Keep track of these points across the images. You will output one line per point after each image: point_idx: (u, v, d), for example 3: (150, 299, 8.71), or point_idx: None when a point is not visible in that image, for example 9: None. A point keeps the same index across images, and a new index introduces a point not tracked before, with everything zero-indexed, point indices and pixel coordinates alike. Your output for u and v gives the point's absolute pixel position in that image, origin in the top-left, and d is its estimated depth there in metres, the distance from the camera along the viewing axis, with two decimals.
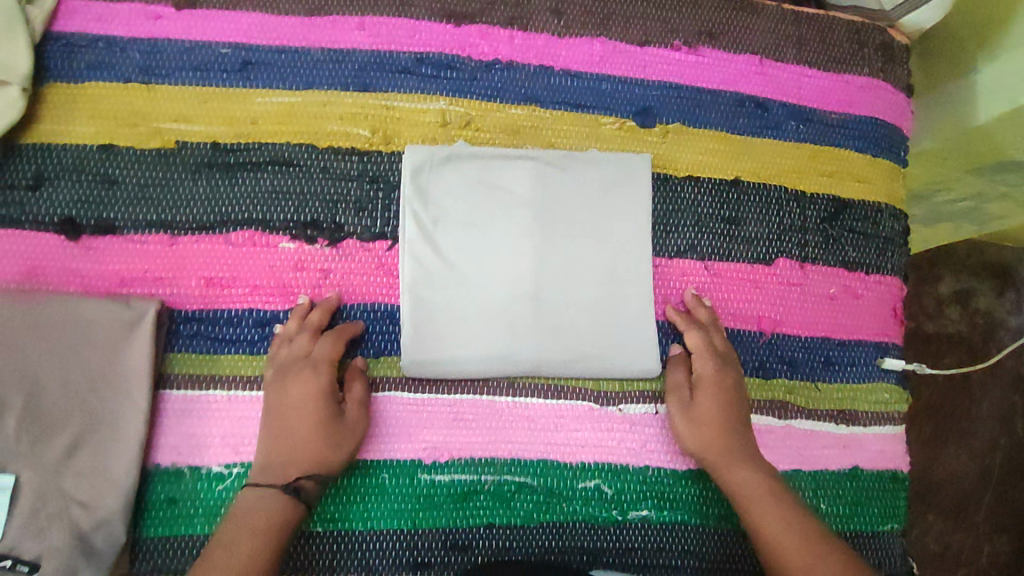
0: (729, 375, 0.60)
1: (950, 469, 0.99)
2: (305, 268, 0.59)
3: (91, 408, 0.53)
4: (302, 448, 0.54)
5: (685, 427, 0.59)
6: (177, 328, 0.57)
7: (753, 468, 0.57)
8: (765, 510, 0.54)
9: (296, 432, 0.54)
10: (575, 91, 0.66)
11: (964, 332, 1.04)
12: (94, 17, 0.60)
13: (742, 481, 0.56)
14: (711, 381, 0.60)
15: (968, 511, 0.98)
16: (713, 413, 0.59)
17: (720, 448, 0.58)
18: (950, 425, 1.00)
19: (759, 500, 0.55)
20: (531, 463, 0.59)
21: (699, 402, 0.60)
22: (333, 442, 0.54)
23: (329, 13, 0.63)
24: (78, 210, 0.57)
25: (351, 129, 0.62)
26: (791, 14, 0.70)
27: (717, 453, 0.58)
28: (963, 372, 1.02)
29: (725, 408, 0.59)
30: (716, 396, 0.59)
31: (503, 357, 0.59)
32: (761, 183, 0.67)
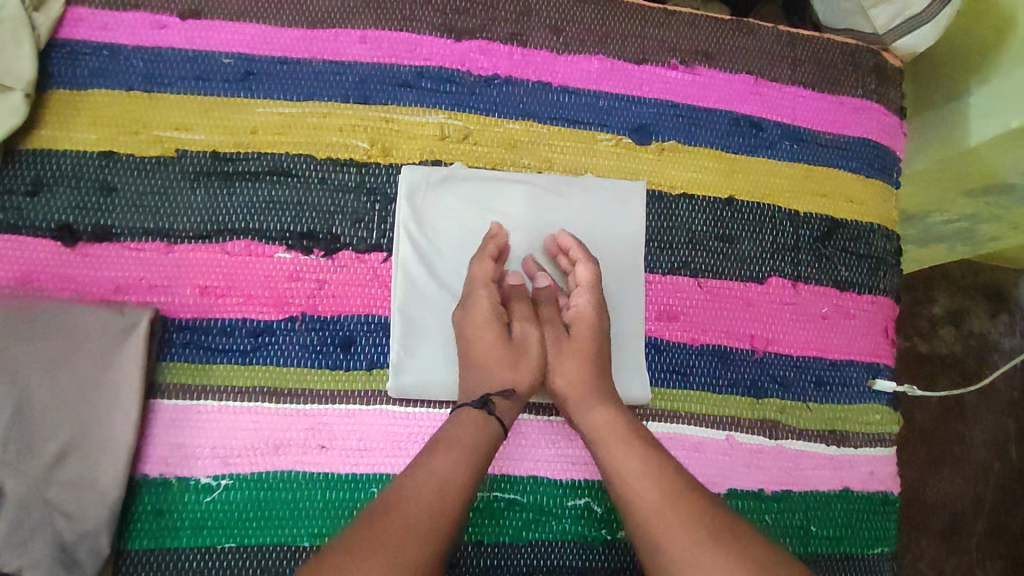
0: (603, 321, 0.60)
1: (943, 492, 0.99)
2: (300, 279, 0.59)
3: (79, 417, 0.52)
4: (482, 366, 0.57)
5: (558, 365, 0.58)
6: (170, 336, 0.57)
7: (602, 406, 0.55)
8: (624, 454, 0.52)
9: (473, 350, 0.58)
10: (573, 108, 0.67)
11: (957, 353, 1.04)
12: (99, 25, 0.61)
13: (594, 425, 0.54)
14: (586, 320, 0.59)
15: (960, 537, 0.98)
16: (585, 354, 0.58)
17: (583, 384, 0.57)
18: (942, 449, 1.00)
19: (619, 445, 0.53)
20: (521, 480, 0.59)
21: (574, 342, 0.59)
22: (513, 361, 0.58)
23: (332, 26, 0.64)
24: (76, 217, 0.57)
25: (350, 140, 0.62)
26: (787, 35, 0.71)
27: (582, 389, 0.57)
28: (956, 397, 1.03)
29: (588, 347, 0.58)
30: (585, 331, 0.59)
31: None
32: (756, 202, 0.68)
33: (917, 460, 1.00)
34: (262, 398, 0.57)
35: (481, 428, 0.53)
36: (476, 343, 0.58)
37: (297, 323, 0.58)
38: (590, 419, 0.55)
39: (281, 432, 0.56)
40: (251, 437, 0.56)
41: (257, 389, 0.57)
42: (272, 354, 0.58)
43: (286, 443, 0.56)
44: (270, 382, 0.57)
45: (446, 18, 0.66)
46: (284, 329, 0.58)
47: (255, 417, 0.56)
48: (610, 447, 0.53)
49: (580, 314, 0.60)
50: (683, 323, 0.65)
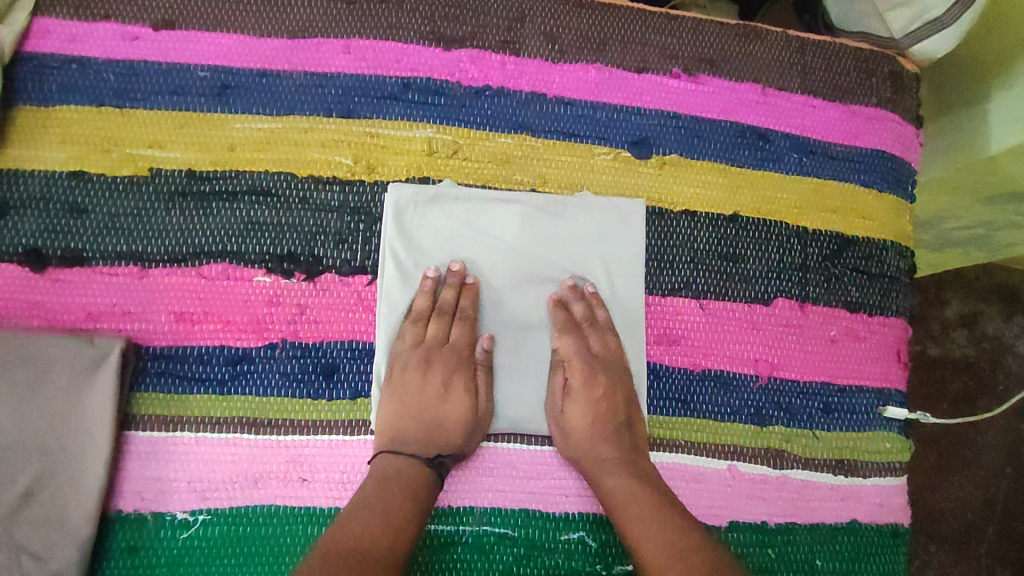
0: (618, 390, 0.58)
1: (953, 498, 0.95)
2: (280, 304, 0.56)
3: (46, 453, 0.50)
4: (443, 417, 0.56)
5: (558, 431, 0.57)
6: (145, 366, 0.55)
7: (622, 470, 0.55)
8: (640, 509, 0.53)
9: (440, 398, 0.57)
10: (568, 120, 0.63)
11: (970, 357, 0.99)
12: (69, 37, 0.58)
13: (610, 489, 0.55)
14: (596, 391, 0.58)
15: (969, 544, 0.94)
16: (582, 421, 0.57)
17: (599, 449, 0.56)
18: (953, 454, 0.96)
19: (636, 501, 0.53)
20: (511, 514, 0.56)
21: (569, 413, 0.57)
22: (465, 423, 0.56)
23: (313, 36, 0.61)
24: (45, 241, 0.55)
25: (332, 157, 0.59)
26: (797, 41, 0.67)
27: (593, 455, 0.56)
28: (970, 402, 0.98)
29: (600, 416, 0.57)
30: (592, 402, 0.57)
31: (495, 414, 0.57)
32: (761, 219, 0.64)
33: (926, 466, 0.96)
34: (241, 429, 0.54)
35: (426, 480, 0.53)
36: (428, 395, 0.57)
37: (277, 350, 0.56)
38: (609, 483, 0.55)
39: (260, 464, 0.54)
40: (229, 471, 0.54)
41: (234, 420, 0.54)
42: (251, 383, 0.55)
43: (265, 477, 0.54)
44: (249, 413, 0.55)
45: (435, 25, 0.62)
46: (263, 357, 0.56)
47: (233, 450, 0.54)
48: (629, 507, 0.53)
49: (584, 382, 0.58)
50: (683, 347, 0.62)
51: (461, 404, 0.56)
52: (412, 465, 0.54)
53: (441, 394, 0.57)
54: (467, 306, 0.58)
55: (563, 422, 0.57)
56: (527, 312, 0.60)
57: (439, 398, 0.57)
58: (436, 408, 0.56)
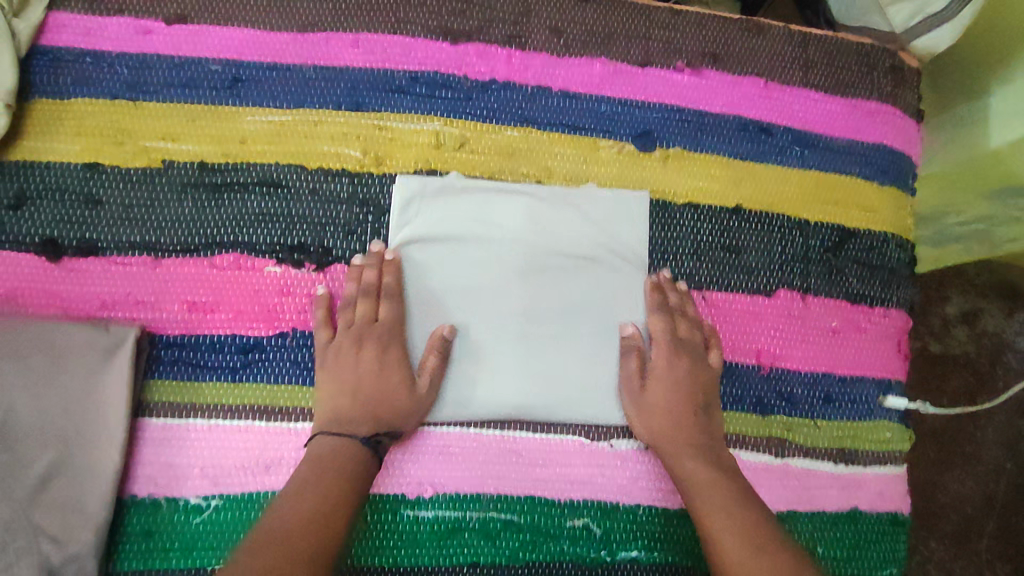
0: (697, 375, 0.59)
1: (952, 491, 0.96)
2: (290, 293, 0.58)
3: (63, 438, 0.51)
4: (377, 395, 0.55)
5: (636, 413, 0.59)
6: (158, 354, 0.56)
7: (699, 453, 0.57)
8: (711, 498, 0.54)
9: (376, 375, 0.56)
10: (573, 114, 0.64)
11: (971, 351, 1.00)
12: (82, 31, 0.59)
13: (689, 473, 0.56)
14: (676, 376, 0.59)
15: (969, 537, 0.95)
16: (661, 404, 0.58)
17: (682, 435, 0.57)
18: (953, 448, 0.97)
19: (708, 490, 0.54)
20: (517, 501, 0.58)
21: (649, 392, 0.59)
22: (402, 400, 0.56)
23: (323, 30, 0.62)
24: (60, 231, 0.56)
25: (342, 149, 0.60)
26: (799, 35, 0.68)
27: (675, 437, 0.57)
28: (970, 396, 0.99)
29: (681, 399, 0.58)
30: (675, 386, 0.59)
31: (496, 402, 0.58)
32: (764, 211, 0.65)
33: (927, 459, 0.96)
34: (252, 416, 0.55)
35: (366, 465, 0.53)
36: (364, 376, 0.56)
37: (288, 339, 0.57)
38: (688, 465, 0.56)
39: (271, 450, 0.55)
40: (241, 457, 0.55)
41: (246, 407, 0.55)
42: (262, 371, 0.56)
43: (276, 463, 0.55)
44: (260, 401, 0.56)
45: (442, 20, 0.63)
46: (274, 346, 0.57)
47: (245, 436, 0.55)
48: (705, 495, 0.54)
49: (667, 364, 0.59)
50: None
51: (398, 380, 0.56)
52: (351, 446, 0.53)
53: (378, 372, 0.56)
54: (390, 282, 0.57)
55: (566, 408, 0.59)
56: (525, 299, 0.60)
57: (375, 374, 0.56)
58: (371, 386, 0.56)
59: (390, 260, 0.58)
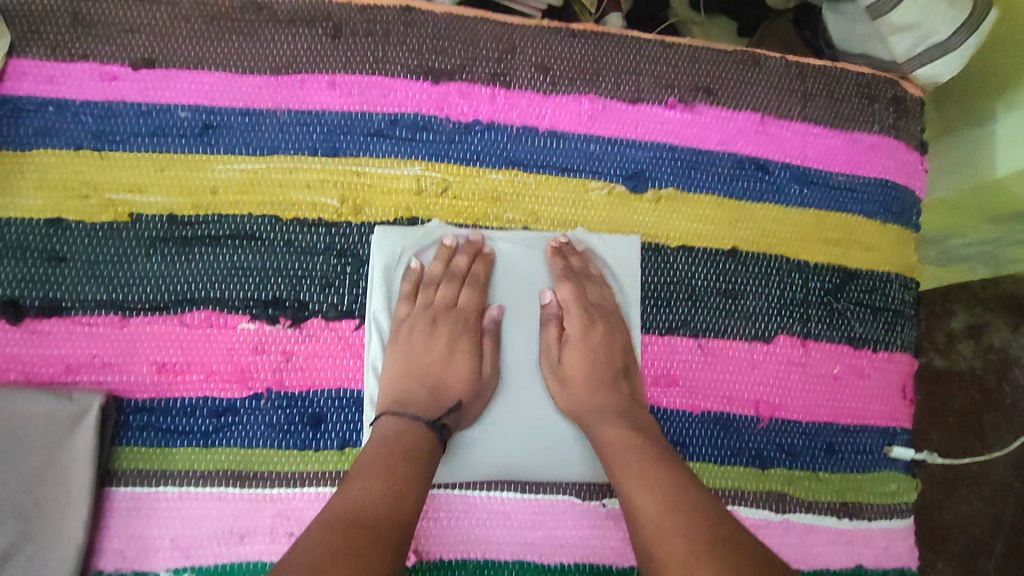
0: (618, 337, 0.58)
1: (960, 515, 0.93)
2: (265, 351, 0.55)
3: (23, 515, 0.48)
4: (446, 377, 0.56)
5: (554, 385, 0.57)
6: (126, 420, 0.53)
7: (615, 419, 0.54)
8: (626, 462, 0.51)
9: (443, 361, 0.56)
10: (561, 154, 0.61)
11: (977, 370, 0.97)
12: (45, 78, 0.57)
13: (609, 439, 0.53)
14: (594, 340, 0.58)
15: (977, 562, 0.91)
16: (581, 368, 0.56)
17: (599, 403, 0.55)
18: (960, 470, 0.94)
19: (621, 458, 0.51)
20: (506, 566, 0.55)
21: (567, 359, 0.57)
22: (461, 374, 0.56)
23: (297, 72, 0.59)
24: (22, 291, 0.53)
25: (318, 198, 0.57)
26: (796, 67, 0.65)
27: (587, 404, 0.56)
28: (976, 415, 0.96)
29: (601, 362, 0.57)
30: (558, 382, 0.57)
31: (485, 464, 0.55)
32: (761, 253, 0.62)
33: (933, 483, 0.93)
34: (225, 482, 0.53)
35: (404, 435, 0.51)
36: (421, 356, 0.56)
37: (262, 400, 0.54)
38: (609, 434, 0.53)
39: (245, 519, 0.52)
40: (214, 527, 0.52)
41: (219, 473, 0.53)
42: (235, 435, 0.54)
43: (251, 531, 0.52)
44: (233, 466, 0.53)
45: (422, 58, 0.60)
46: (248, 408, 0.54)
47: (218, 504, 0.52)
48: (625, 472, 0.50)
49: (547, 359, 0.58)
50: (681, 389, 0.60)
51: (463, 362, 0.56)
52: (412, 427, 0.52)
53: (445, 355, 0.56)
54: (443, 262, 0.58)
55: (554, 468, 0.56)
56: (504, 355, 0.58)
57: (444, 358, 0.56)
58: (437, 367, 0.56)
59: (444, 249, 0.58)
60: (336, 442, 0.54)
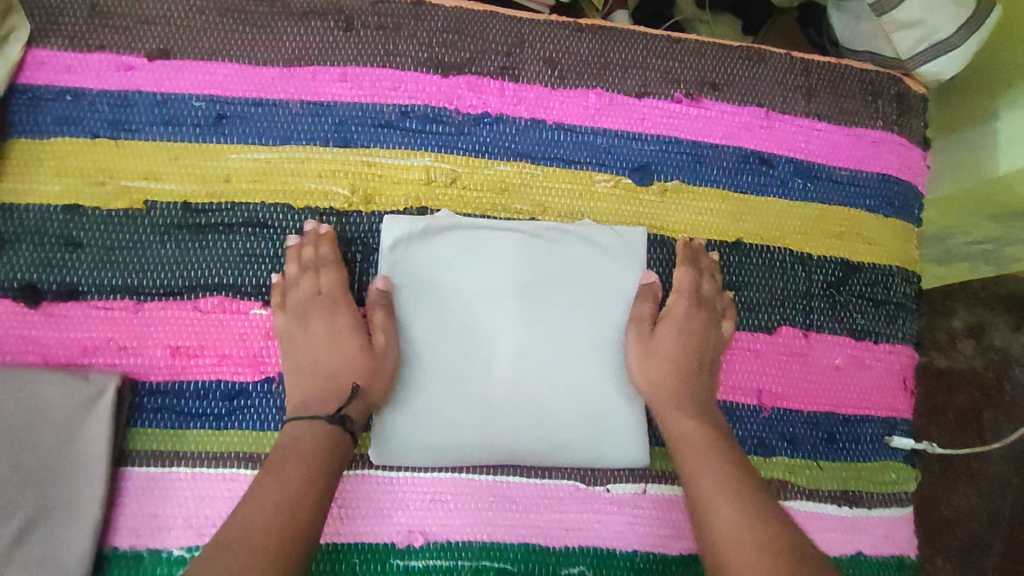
0: (714, 335, 0.59)
1: (959, 512, 0.93)
2: (277, 337, 0.56)
3: (41, 491, 0.49)
4: (338, 370, 0.54)
5: (638, 362, 0.58)
6: (140, 402, 0.54)
7: (697, 414, 0.56)
8: (707, 464, 0.52)
9: (324, 355, 0.55)
10: (567, 147, 0.62)
11: (977, 369, 0.97)
12: (62, 68, 0.58)
13: (681, 429, 0.55)
14: (694, 329, 0.59)
15: (976, 558, 0.92)
16: (671, 350, 0.58)
17: (681, 394, 0.57)
18: (959, 466, 0.94)
19: (701, 457, 0.53)
20: (511, 548, 0.56)
21: (660, 336, 0.59)
22: (345, 365, 0.54)
23: (309, 64, 0.60)
24: (39, 275, 0.55)
25: (329, 187, 0.59)
26: (800, 63, 0.66)
27: (668, 391, 0.57)
28: (976, 413, 0.96)
29: (697, 353, 0.59)
30: (648, 358, 0.58)
31: (453, 445, 0.56)
32: (765, 245, 0.63)
33: (933, 479, 0.94)
34: (237, 464, 0.54)
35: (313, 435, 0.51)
36: (307, 357, 0.55)
37: (274, 384, 0.55)
38: (686, 424, 0.55)
39: None
40: (226, 507, 0.53)
41: (231, 455, 0.54)
42: (247, 417, 0.55)
43: None
44: (245, 448, 0.54)
45: (432, 52, 0.62)
46: (260, 392, 0.55)
47: (230, 485, 0.53)
48: (699, 474, 0.52)
49: (640, 333, 0.58)
50: None
51: (353, 349, 0.55)
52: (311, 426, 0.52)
53: (328, 348, 0.55)
54: (306, 255, 0.56)
55: (530, 449, 0.56)
56: (511, 340, 0.57)
57: (329, 350, 0.55)
58: (326, 362, 0.55)
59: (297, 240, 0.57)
60: None
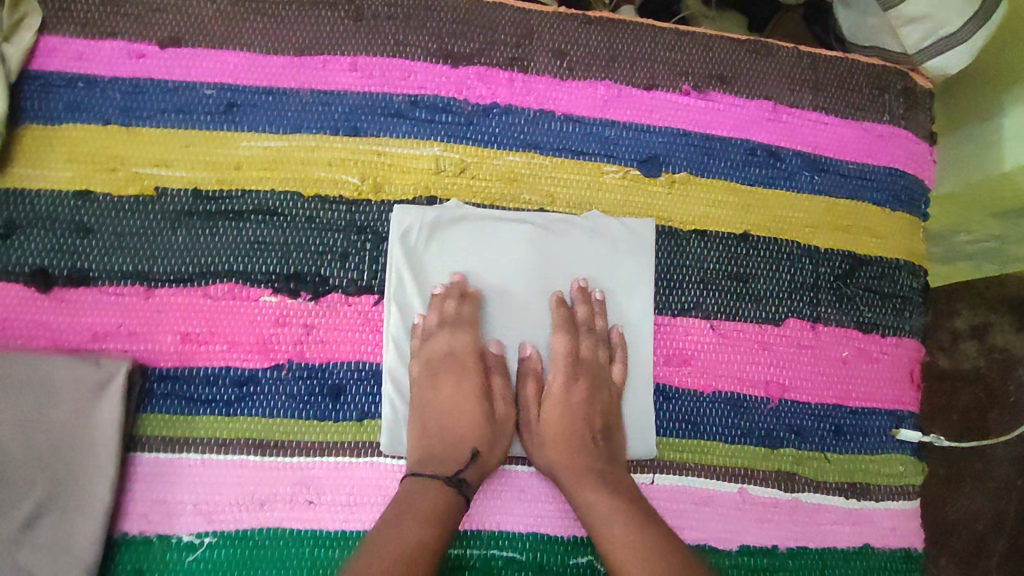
0: (601, 396, 0.58)
1: (964, 512, 0.93)
2: (286, 324, 0.56)
3: (53, 474, 0.49)
4: (462, 431, 0.55)
5: (537, 438, 0.57)
6: (150, 387, 0.54)
7: (600, 484, 0.54)
8: (625, 534, 0.50)
9: (456, 411, 0.56)
10: (576, 138, 0.63)
11: (981, 369, 0.97)
12: (74, 55, 0.58)
13: (590, 501, 0.53)
14: (576, 396, 0.57)
15: (980, 558, 0.91)
16: (556, 427, 0.57)
17: (583, 466, 0.55)
18: (963, 466, 0.94)
19: (616, 524, 0.51)
20: (519, 537, 0.56)
21: (547, 411, 0.57)
22: (479, 427, 0.55)
23: (319, 53, 0.60)
24: (50, 260, 0.55)
25: (339, 176, 0.59)
26: (807, 57, 0.67)
27: (566, 467, 0.55)
28: (980, 413, 0.96)
29: (579, 418, 0.57)
30: (534, 437, 0.57)
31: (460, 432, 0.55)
32: (772, 237, 0.64)
33: (937, 479, 0.94)
34: (246, 451, 0.54)
35: (440, 492, 0.52)
36: (445, 410, 0.56)
37: (283, 370, 0.56)
38: (590, 496, 0.53)
39: (266, 486, 0.54)
40: (235, 493, 0.53)
41: (241, 441, 0.54)
42: (256, 404, 0.55)
43: (271, 499, 0.53)
44: (255, 435, 0.54)
45: (442, 42, 0.62)
46: (269, 378, 0.55)
47: (240, 472, 0.54)
48: (619, 543, 0.50)
49: (528, 415, 0.58)
50: (693, 368, 0.61)
51: (477, 412, 0.56)
52: (437, 484, 0.52)
53: (460, 405, 0.56)
54: (450, 307, 0.57)
55: (535, 434, 0.57)
56: (516, 332, 0.60)
57: (456, 408, 0.56)
58: (451, 420, 0.56)
59: (454, 285, 0.58)
60: (355, 413, 0.56)
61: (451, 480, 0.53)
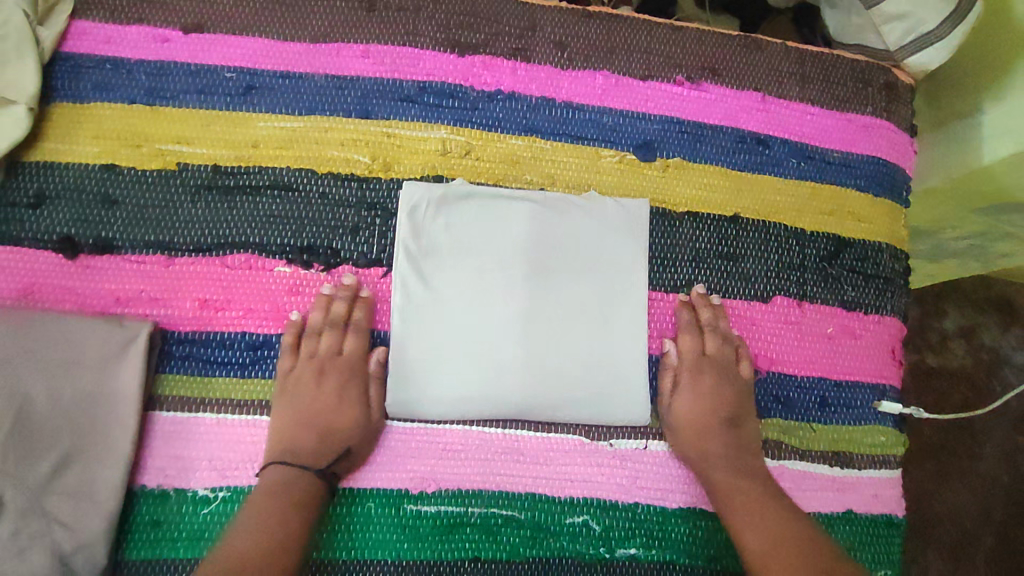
0: (725, 389, 0.62)
1: (949, 504, 0.95)
2: (300, 294, 0.60)
3: (78, 426, 0.52)
4: (333, 426, 0.57)
5: (674, 425, 0.61)
6: (170, 349, 0.57)
7: (729, 468, 0.59)
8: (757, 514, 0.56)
9: (332, 407, 0.58)
10: (576, 124, 0.66)
11: (965, 366, 1.00)
12: (102, 39, 0.62)
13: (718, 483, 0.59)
14: (705, 387, 0.61)
15: (965, 549, 0.94)
16: (690, 416, 0.61)
17: (714, 452, 0.60)
18: (949, 460, 0.96)
19: (744, 508, 0.57)
20: (519, 497, 0.59)
21: (681, 399, 0.62)
22: (348, 422, 0.58)
23: (334, 41, 0.64)
24: (78, 229, 0.58)
25: (351, 155, 0.62)
26: (794, 51, 0.71)
27: (697, 450, 0.60)
28: (965, 409, 0.98)
29: (711, 409, 0.61)
30: (671, 426, 0.61)
31: (469, 396, 0.59)
32: (761, 219, 0.67)
33: (924, 472, 0.96)
34: (260, 411, 0.57)
35: (300, 484, 0.54)
36: (320, 407, 0.58)
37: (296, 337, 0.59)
38: (721, 478, 0.59)
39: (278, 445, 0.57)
40: (248, 451, 0.56)
41: (256, 402, 0.57)
42: (270, 368, 0.58)
43: None
44: (268, 396, 0.58)
45: (449, 33, 0.66)
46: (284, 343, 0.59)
47: (253, 430, 0.57)
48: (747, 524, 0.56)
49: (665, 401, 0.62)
50: None
51: (351, 410, 0.58)
52: (300, 475, 0.55)
53: (334, 403, 0.58)
54: (337, 310, 0.59)
55: (538, 403, 0.59)
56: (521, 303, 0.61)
57: (331, 405, 0.58)
58: (328, 413, 0.58)
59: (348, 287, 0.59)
60: None
61: (320, 471, 0.55)
